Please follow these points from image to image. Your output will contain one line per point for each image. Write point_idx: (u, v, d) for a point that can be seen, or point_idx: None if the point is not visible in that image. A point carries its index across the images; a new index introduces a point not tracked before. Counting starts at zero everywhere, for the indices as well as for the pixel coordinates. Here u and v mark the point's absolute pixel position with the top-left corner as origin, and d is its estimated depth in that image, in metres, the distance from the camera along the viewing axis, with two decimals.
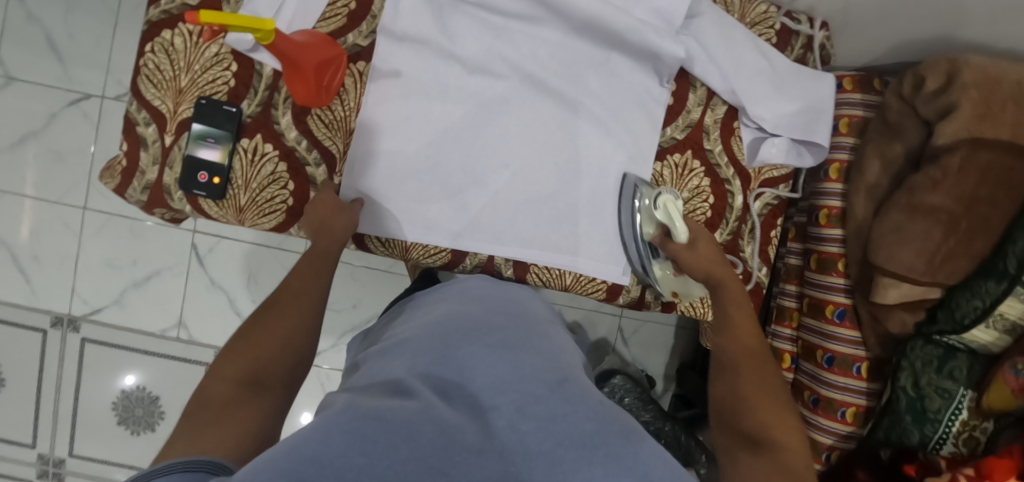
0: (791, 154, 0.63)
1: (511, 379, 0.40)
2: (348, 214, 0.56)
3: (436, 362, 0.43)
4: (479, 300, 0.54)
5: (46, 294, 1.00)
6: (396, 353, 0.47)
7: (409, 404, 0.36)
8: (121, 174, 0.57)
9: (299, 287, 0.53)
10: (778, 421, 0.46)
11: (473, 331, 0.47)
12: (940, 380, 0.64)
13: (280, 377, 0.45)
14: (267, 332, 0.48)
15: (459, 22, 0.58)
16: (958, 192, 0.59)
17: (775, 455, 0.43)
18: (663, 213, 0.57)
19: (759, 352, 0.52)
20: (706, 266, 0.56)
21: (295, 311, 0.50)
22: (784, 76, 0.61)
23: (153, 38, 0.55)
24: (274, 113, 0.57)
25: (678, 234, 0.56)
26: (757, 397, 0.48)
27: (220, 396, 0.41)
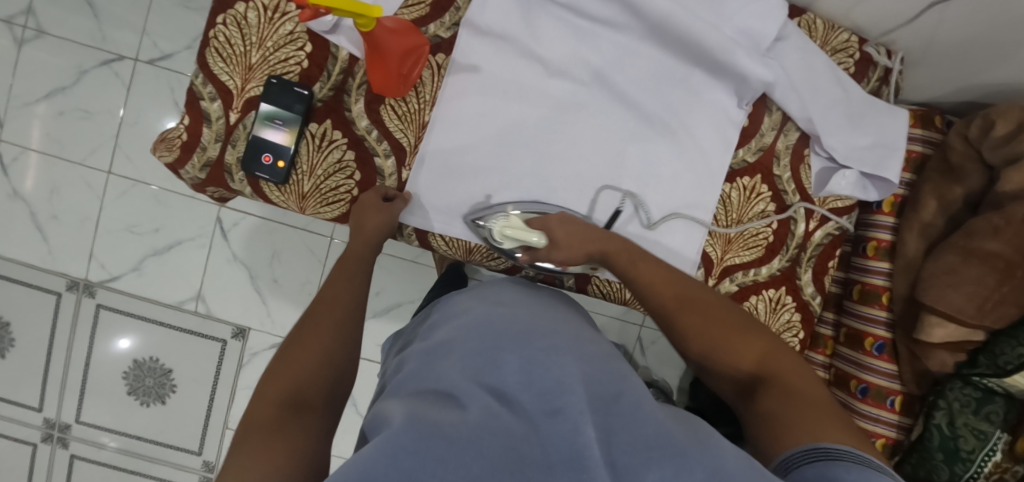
0: (858, 187, 0.63)
1: (564, 382, 0.36)
2: (385, 214, 0.55)
3: (493, 365, 0.39)
4: (521, 301, 0.51)
5: (63, 256, 0.97)
6: (444, 351, 0.43)
7: (465, 415, 0.33)
8: (181, 148, 0.55)
9: (334, 295, 0.52)
10: (754, 354, 0.46)
11: (522, 337, 0.42)
12: (976, 422, 0.66)
13: (321, 396, 0.43)
14: (304, 348, 0.46)
15: (545, 23, 0.56)
16: (1016, 242, 0.60)
17: (772, 390, 0.43)
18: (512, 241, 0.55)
19: (683, 290, 0.51)
20: (586, 243, 0.54)
21: (331, 323, 0.49)
22: (861, 108, 0.61)
23: (226, 10, 0.53)
24: (345, 99, 0.55)
25: (535, 241, 0.54)
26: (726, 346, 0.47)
27: (265, 419, 0.39)
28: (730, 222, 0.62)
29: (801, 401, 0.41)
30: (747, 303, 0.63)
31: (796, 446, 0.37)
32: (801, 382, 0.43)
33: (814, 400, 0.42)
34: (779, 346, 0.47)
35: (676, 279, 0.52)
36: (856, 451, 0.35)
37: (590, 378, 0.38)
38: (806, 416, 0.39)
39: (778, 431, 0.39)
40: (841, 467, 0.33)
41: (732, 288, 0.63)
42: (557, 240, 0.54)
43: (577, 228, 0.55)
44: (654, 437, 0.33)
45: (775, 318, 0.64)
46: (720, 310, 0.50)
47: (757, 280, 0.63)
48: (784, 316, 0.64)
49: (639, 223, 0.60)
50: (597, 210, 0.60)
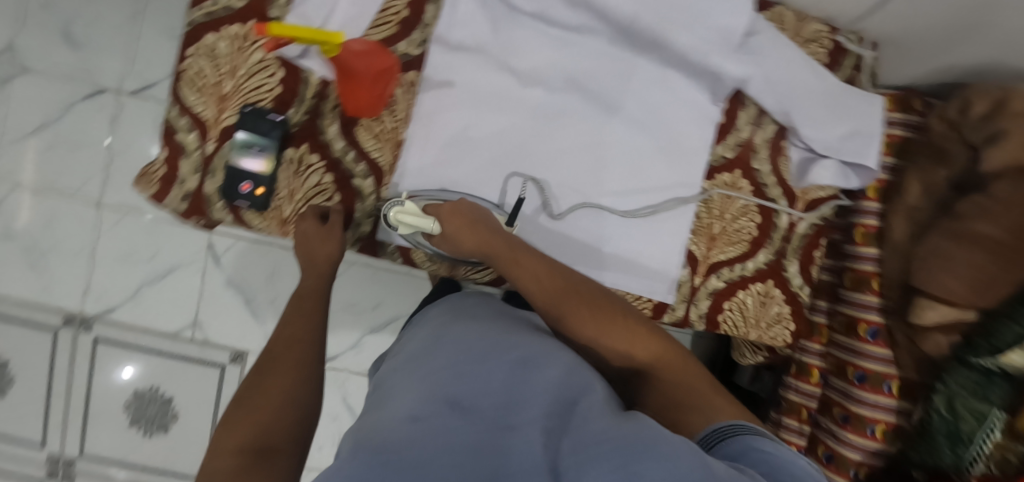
0: (838, 176, 0.63)
1: (523, 400, 0.37)
2: (332, 242, 0.56)
3: (458, 379, 0.40)
4: (488, 316, 0.52)
5: (58, 289, 0.97)
6: (418, 369, 0.44)
7: (418, 428, 0.33)
8: (160, 182, 0.55)
9: (292, 334, 0.52)
10: (639, 341, 0.45)
11: (490, 349, 0.43)
12: (974, 403, 0.64)
13: (287, 439, 0.43)
14: (263, 390, 0.46)
15: (516, 33, 0.56)
16: (1004, 221, 0.60)
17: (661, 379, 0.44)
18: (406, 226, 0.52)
19: (566, 285, 0.48)
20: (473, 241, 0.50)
21: (291, 363, 0.49)
22: (838, 98, 0.60)
23: (196, 41, 0.53)
24: (321, 123, 0.56)
25: (432, 227, 0.52)
26: (613, 340, 0.45)
27: (224, 471, 0.39)
28: (713, 218, 0.62)
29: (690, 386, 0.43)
30: (735, 298, 0.63)
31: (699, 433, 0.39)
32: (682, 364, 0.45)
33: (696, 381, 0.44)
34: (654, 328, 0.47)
35: (555, 275, 0.49)
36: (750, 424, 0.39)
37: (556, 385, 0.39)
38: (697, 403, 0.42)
39: (676, 419, 0.42)
40: (760, 440, 0.36)
41: (719, 284, 0.63)
42: (453, 237, 0.51)
43: (464, 221, 0.51)
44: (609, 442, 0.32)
45: (766, 311, 0.64)
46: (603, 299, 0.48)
47: (744, 275, 0.63)
48: (774, 309, 0.64)
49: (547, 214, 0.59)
50: (508, 200, 0.58)
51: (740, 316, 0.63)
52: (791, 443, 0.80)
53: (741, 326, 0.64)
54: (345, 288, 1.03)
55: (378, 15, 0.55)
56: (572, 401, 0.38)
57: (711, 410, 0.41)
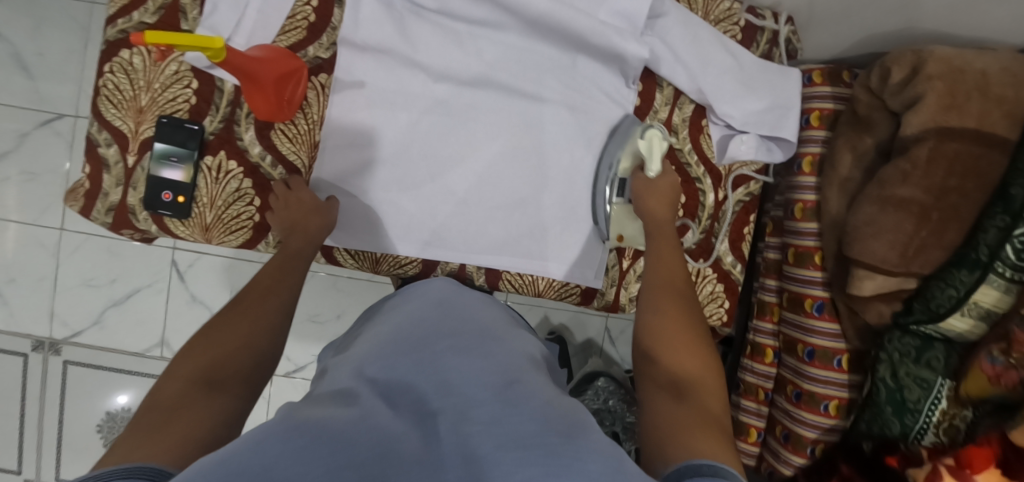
0: (761, 149, 0.63)
1: (450, 383, 0.36)
2: (323, 215, 0.55)
3: (389, 370, 0.39)
4: (433, 304, 0.50)
5: (24, 317, 0.99)
6: (345, 366, 0.43)
7: (347, 412, 0.32)
8: (85, 196, 0.56)
9: (267, 286, 0.52)
10: (696, 366, 0.44)
11: (427, 339, 0.43)
12: (917, 371, 0.64)
13: (238, 377, 0.43)
14: (229, 334, 0.46)
15: (419, 29, 0.57)
16: (926, 183, 0.59)
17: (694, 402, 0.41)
18: (646, 144, 0.56)
19: (684, 295, 0.51)
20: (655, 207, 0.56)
21: (258, 311, 0.49)
22: (750, 74, 0.61)
23: (112, 58, 0.55)
24: (236, 129, 0.57)
25: (653, 167, 0.56)
26: (678, 351, 0.45)
27: (172, 395, 0.38)
28: None
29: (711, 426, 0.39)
30: None
31: (677, 457, 0.35)
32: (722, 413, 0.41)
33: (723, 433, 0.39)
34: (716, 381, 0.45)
35: (686, 282, 0.53)
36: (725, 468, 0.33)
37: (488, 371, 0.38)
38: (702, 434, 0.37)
39: (679, 433, 0.37)
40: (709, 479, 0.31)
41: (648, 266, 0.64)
42: (641, 195, 0.56)
43: (663, 197, 0.56)
44: (529, 435, 0.30)
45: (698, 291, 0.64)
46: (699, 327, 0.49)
47: None
48: (707, 288, 0.64)
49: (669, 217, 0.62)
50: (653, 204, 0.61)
51: None
52: (750, 425, 0.80)
53: None
54: (309, 298, 1.04)
55: (287, 21, 0.56)
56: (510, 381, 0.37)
57: (712, 441, 0.36)
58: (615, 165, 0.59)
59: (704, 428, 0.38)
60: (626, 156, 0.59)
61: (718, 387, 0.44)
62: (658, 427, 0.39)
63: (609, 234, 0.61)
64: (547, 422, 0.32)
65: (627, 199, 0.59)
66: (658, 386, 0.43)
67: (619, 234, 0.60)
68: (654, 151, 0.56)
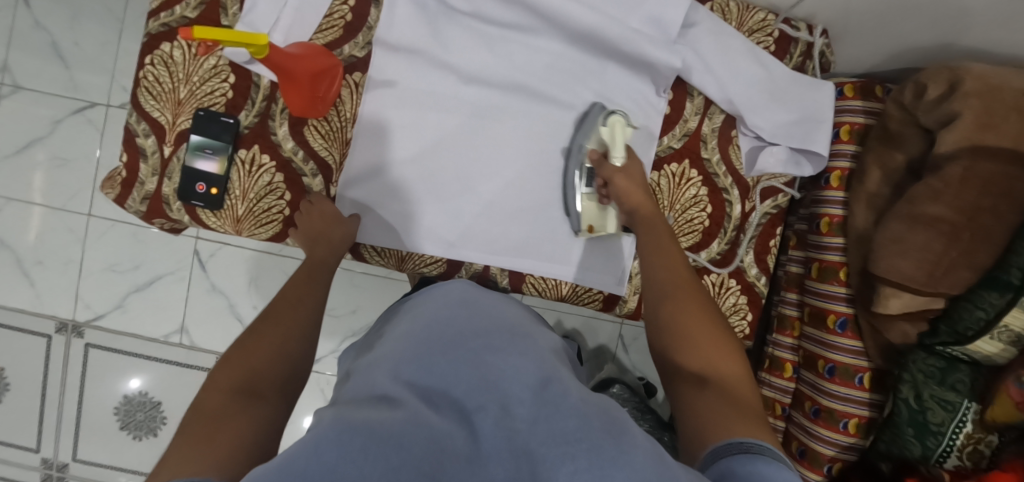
0: (790, 163, 0.63)
1: (490, 381, 0.37)
2: (345, 225, 0.56)
3: (425, 372, 0.39)
4: (458, 302, 0.50)
5: (49, 299, 1.00)
6: (373, 365, 0.43)
7: (393, 414, 0.32)
8: (121, 185, 0.58)
9: (295, 295, 0.53)
10: (717, 352, 0.44)
11: (454, 340, 0.43)
12: (941, 393, 0.63)
13: (274, 386, 0.43)
14: (261, 342, 0.47)
15: (452, 32, 0.58)
16: (958, 203, 0.59)
17: (721, 390, 0.41)
18: (608, 132, 0.56)
19: (689, 279, 0.50)
20: (632, 197, 0.54)
21: (292, 320, 0.50)
22: (781, 85, 0.61)
23: (153, 50, 0.56)
24: (270, 124, 0.57)
25: (615, 154, 0.56)
26: (698, 343, 0.45)
27: (214, 407, 0.39)
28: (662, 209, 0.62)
29: (743, 410, 0.39)
30: None
31: (715, 445, 0.35)
32: (749, 394, 0.42)
33: (756, 414, 0.40)
34: (739, 361, 0.45)
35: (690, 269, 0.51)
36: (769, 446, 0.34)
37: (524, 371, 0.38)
38: (739, 420, 0.37)
39: (716, 427, 0.37)
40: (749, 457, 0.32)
41: None
42: (620, 190, 0.55)
43: (638, 184, 0.55)
44: (578, 430, 0.32)
45: (721, 302, 0.63)
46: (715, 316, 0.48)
47: (696, 266, 0.63)
48: (730, 300, 0.64)
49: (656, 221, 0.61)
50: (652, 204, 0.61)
51: None
52: None
53: None
54: None
55: (324, 19, 0.57)
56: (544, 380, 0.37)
57: (748, 425, 0.37)
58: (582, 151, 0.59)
59: (743, 418, 0.38)
60: (593, 143, 0.59)
61: (743, 371, 0.44)
62: (694, 421, 0.39)
63: (581, 224, 0.60)
64: (587, 417, 0.33)
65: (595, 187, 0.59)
66: (684, 379, 0.43)
67: (589, 225, 0.60)
68: (615, 137, 0.56)
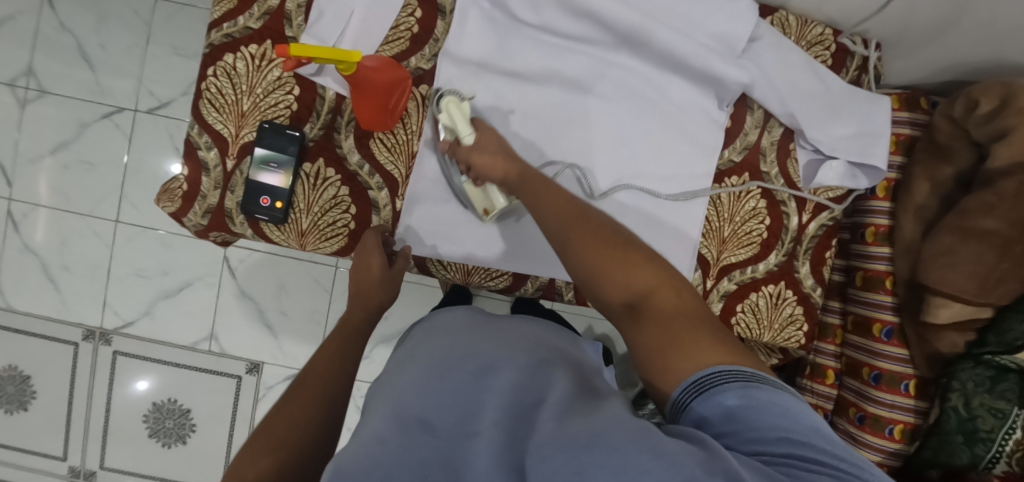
0: (847, 176, 0.63)
1: (478, 411, 0.38)
2: (384, 292, 0.57)
3: (421, 397, 0.40)
4: (463, 328, 0.51)
5: (76, 306, 0.98)
6: (383, 398, 0.44)
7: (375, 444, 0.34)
8: (182, 198, 0.57)
9: (324, 366, 0.49)
10: (635, 278, 0.42)
11: (444, 367, 0.44)
12: (992, 401, 0.64)
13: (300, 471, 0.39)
14: (285, 420, 0.42)
15: (521, 45, 0.58)
16: (1012, 216, 0.60)
17: (654, 314, 0.41)
18: (447, 115, 0.53)
19: (582, 216, 0.46)
20: (491, 169, 0.50)
21: (317, 393, 0.46)
22: (840, 101, 0.62)
23: (215, 62, 0.56)
24: (336, 137, 0.57)
25: (462, 135, 0.52)
26: (615, 281, 0.43)
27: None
28: (723, 222, 0.63)
29: (677, 328, 0.39)
30: (747, 301, 0.63)
31: (678, 386, 0.36)
32: (680, 303, 0.41)
33: (690, 321, 0.40)
34: (660, 268, 0.43)
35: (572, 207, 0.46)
36: (722, 371, 0.35)
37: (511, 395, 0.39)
38: (683, 349, 0.37)
39: (665, 359, 0.38)
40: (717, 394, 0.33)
41: (731, 287, 0.63)
42: (481, 167, 0.51)
43: (494, 153, 0.50)
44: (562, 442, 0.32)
45: (778, 313, 0.64)
46: (623, 238, 0.46)
47: (755, 277, 0.63)
48: (787, 311, 0.64)
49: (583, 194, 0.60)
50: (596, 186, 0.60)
51: (753, 318, 0.64)
52: None
53: (754, 328, 0.64)
54: None
55: (390, 32, 0.57)
56: (531, 405, 0.39)
57: (694, 350, 0.37)
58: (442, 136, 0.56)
59: (683, 343, 0.38)
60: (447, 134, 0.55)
61: (666, 277, 0.43)
62: (644, 358, 0.40)
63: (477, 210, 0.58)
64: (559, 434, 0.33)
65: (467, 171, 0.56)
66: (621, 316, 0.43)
67: (483, 209, 0.57)
68: (455, 118, 0.53)
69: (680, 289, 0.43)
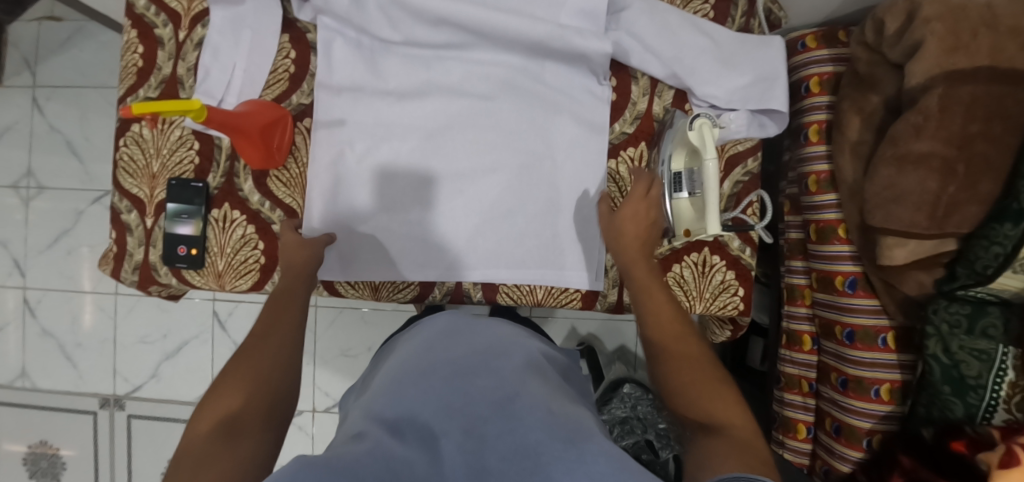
0: (752, 126, 0.61)
1: (452, 405, 0.42)
2: (312, 247, 0.56)
3: (390, 402, 0.44)
4: (443, 331, 0.55)
5: (92, 378, 1.07)
6: (361, 407, 0.47)
7: (358, 447, 0.37)
8: (114, 259, 0.62)
9: (268, 322, 0.52)
10: (722, 402, 0.43)
11: (429, 368, 0.47)
12: (972, 342, 0.56)
13: (257, 418, 0.44)
14: (241, 378, 0.46)
15: (391, 63, 0.61)
16: (944, 134, 0.55)
17: (724, 433, 0.41)
18: (698, 135, 0.53)
19: (682, 330, 0.50)
20: (626, 241, 0.55)
21: (267, 348, 0.49)
22: (729, 52, 0.59)
23: (125, 133, 0.61)
24: (236, 181, 0.61)
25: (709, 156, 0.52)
26: (696, 388, 0.45)
27: (195, 454, 0.40)
28: (627, 196, 0.61)
29: (746, 453, 0.38)
30: (671, 274, 0.61)
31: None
32: (756, 441, 0.40)
33: (759, 457, 0.38)
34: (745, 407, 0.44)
35: (682, 319, 0.51)
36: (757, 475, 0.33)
37: (495, 388, 0.43)
38: (734, 458, 0.37)
39: (708, 460, 0.38)
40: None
41: None
42: (621, 233, 0.56)
43: (642, 206, 0.56)
44: (536, 444, 0.37)
45: (707, 281, 0.61)
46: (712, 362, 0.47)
47: (674, 248, 0.61)
48: (717, 278, 0.61)
49: (469, 225, 0.61)
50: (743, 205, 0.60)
51: (680, 290, 0.61)
52: (797, 421, 0.74)
53: (683, 301, 0.61)
54: (340, 334, 1.08)
55: (271, 76, 0.61)
56: (510, 400, 0.42)
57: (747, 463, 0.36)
58: (666, 164, 0.57)
59: (735, 456, 0.37)
60: (678, 151, 0.56)
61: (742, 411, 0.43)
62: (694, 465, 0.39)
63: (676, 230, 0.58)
64: (553, 430, 0.38)
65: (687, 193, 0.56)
66: (693, 430, 0.43)
67: (685, 230, 0.57)
68: (706, 139, 0.53)
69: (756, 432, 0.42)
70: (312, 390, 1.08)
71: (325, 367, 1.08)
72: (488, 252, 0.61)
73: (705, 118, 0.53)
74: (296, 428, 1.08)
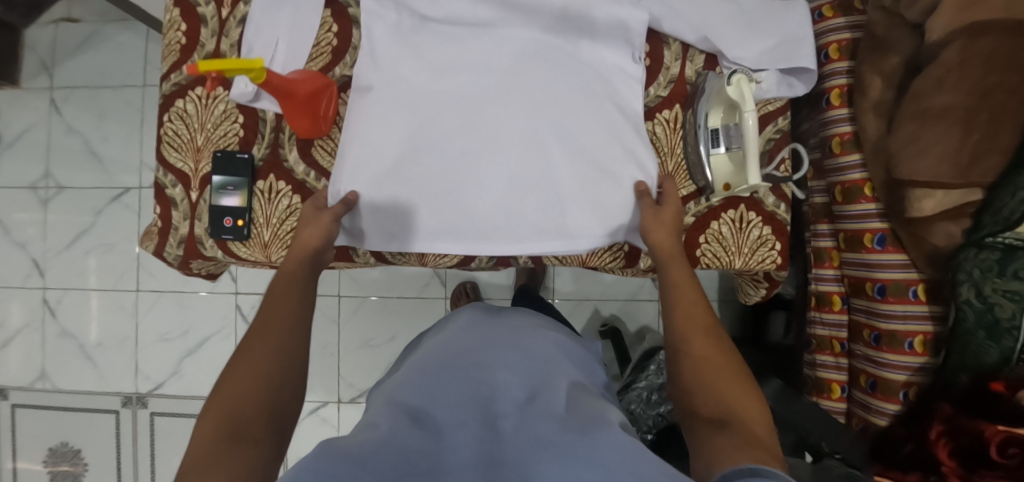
0: (782, 86, 0.64)
1: (472, 395, 0.42)
2: (317, 224, 0.57)
3: (415, 391, 0.44)
4: (470, 331, 0.55)
5: (113, 377, 1.06)
6: (380, 398, 0.48)
7: (373, 435, 0.37)
8: (158, 235, 0.63)
9: (273, 310, 0.52)
10: (746, 404, 0.44)
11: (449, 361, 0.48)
12: (1004, 284, 0.58)
13: (263, 425, 0.42)
14: (244, 377, 0.45)
15: (424, 39, 0.61)
16: (965, 86, 0.57)
17: (738, 428, 0.42)
18: (736, 90, 0.55)
19: (711, 325, 0.51)
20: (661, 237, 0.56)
21: (272, 342, 0.48)
22: (755, 16, 0.62)
23: (169, 109, 0.62)
24: (281, 152, 0.62)
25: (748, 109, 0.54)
26: (718, 385, 0.46)
27: (199, 457, 0.38)
28: (664, 156, 0.63)
29: (760, 449, 0.39)
30: (710, 230, 0.62)
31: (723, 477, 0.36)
32: (769, 442, 0.41)
33: (772, 454, 0.39)
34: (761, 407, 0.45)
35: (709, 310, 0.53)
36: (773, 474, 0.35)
37: (510, 386, 0.44)
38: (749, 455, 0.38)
39: (715, 458, 0.39)
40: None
41: (689, 220, 0.62)
42: (647, 225, 0.57)
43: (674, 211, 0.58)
44: (551, 434, 0.37)
45: (745, 237, 0.62)
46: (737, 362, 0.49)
47: (712, 205, 0.62)
48: (754, 233, 0.62)
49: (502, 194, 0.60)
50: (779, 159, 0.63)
51: (719, 246, 0.62)
52: (831, 381, 0.76)
53: (722, 256, 0.63)
54: (363, 324, 1.08)
55: (314, 49, 0.63)
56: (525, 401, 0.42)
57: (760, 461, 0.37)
58: (703, 119, 0.59)
59: (744, 452, 0.38)
60: (716, 107, 0.59)
61: (760, 413, 0.44)
62: (704, 459, 0.41)
63: (716, 184, 0.60)
64: (564, 424, 0.38)
65: (725, 148, 0.58)
66: (704, 424, 0.44)
67: (725, 184, 0.59)
68: (744, 93, 0.55)
69: (767, 430, 0.43)
70: (336, 381, 1.08)
71: (349, 357, 1.08)
72: (524, 223, 0.60)
73: (742, 73, 0.55)
74: (321, 421, 1.07)
